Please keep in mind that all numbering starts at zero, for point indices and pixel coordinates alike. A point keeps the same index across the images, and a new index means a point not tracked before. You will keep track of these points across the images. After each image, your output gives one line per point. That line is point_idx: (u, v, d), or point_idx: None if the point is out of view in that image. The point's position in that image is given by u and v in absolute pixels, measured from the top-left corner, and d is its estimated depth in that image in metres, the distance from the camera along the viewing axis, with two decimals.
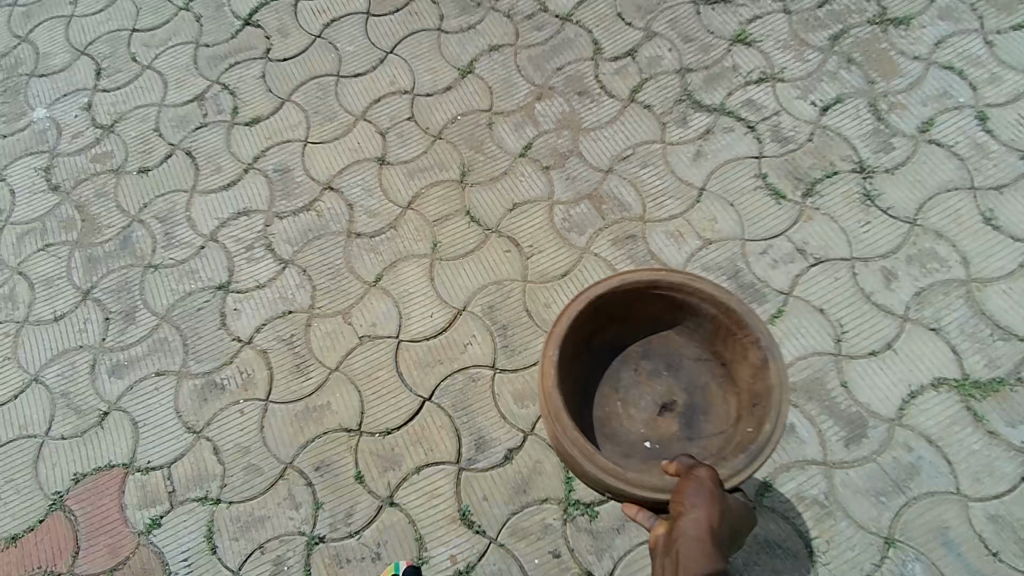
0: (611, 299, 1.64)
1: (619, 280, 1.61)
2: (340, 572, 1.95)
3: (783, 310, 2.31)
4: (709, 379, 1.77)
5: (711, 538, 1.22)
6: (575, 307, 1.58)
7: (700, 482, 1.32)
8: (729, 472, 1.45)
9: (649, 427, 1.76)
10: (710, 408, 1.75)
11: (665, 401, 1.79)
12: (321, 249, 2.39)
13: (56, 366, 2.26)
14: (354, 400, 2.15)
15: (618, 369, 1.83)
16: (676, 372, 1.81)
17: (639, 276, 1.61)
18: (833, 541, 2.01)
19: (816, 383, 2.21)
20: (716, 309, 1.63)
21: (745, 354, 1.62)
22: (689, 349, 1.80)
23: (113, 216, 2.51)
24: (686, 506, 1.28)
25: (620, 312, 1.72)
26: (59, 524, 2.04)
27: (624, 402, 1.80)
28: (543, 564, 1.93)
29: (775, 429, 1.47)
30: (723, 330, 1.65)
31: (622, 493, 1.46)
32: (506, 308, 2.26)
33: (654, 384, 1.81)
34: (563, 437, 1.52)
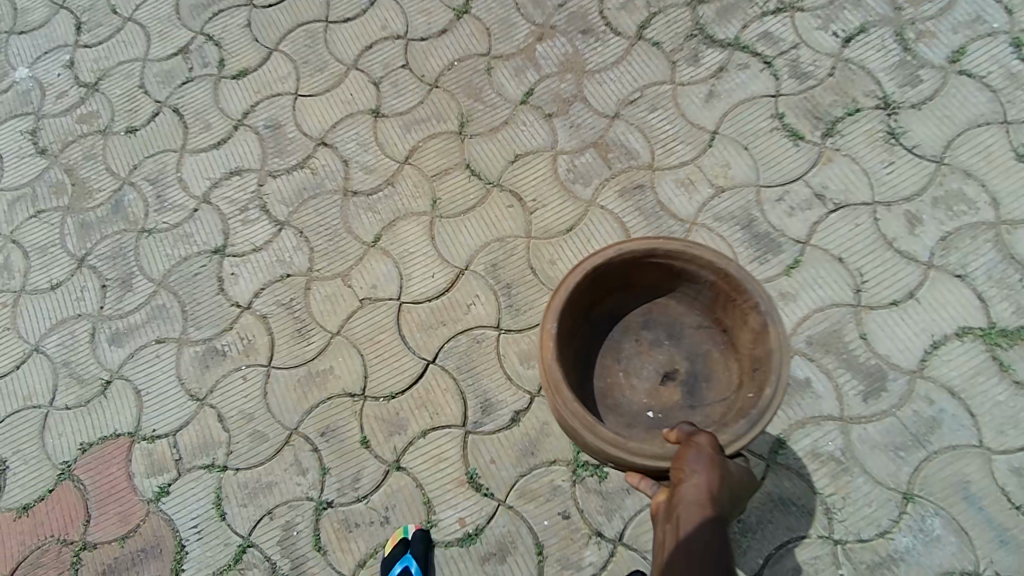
0: (609, 270, 1.55)
1: (617, 250, 1.52)
2: (350, 536, 1.94)
3: (800, 261, 2.20)
4: (710, 346, 1.70)
5: (711, 503, 1.20)
6: (573, 278, 1.49)
7: (700, 448, 1.28)
8: (729, 439, 1.39)
9: (652, 396, 1.70)
10: (712, 374, 1.68)
11: (666, 369, 1.72)
12: (318, 209, 2.31)
13: (55, 336, 2.23)
14: (357, 364, 2.11)
15: (618, 341, 1.75)
16: (677, 340, 1.73)
17: (635, 245, 1.52)
18: (850, 498, 1.96)
19: (834, 336, 2.12)
20: (715, 276, 1.54)
21: (745, 320, 1.53)
22: (690, 317, 1.71)
23: (103, 179, 2.44)
24: (687, 473, 1.25)
25: (619, 282, 1.63)
26: (69, 493, 2.03)
27: (625, 371, 1.74)
28: (552, 526, 1.91)
29: (776, 393, 1.41)
30: (723, 297, 1.57)
31: (624, 463, 1.40)
32: (509, 267, 2.18)
33: (655, 352, 1.73)
34: (563, 411, 1.45)
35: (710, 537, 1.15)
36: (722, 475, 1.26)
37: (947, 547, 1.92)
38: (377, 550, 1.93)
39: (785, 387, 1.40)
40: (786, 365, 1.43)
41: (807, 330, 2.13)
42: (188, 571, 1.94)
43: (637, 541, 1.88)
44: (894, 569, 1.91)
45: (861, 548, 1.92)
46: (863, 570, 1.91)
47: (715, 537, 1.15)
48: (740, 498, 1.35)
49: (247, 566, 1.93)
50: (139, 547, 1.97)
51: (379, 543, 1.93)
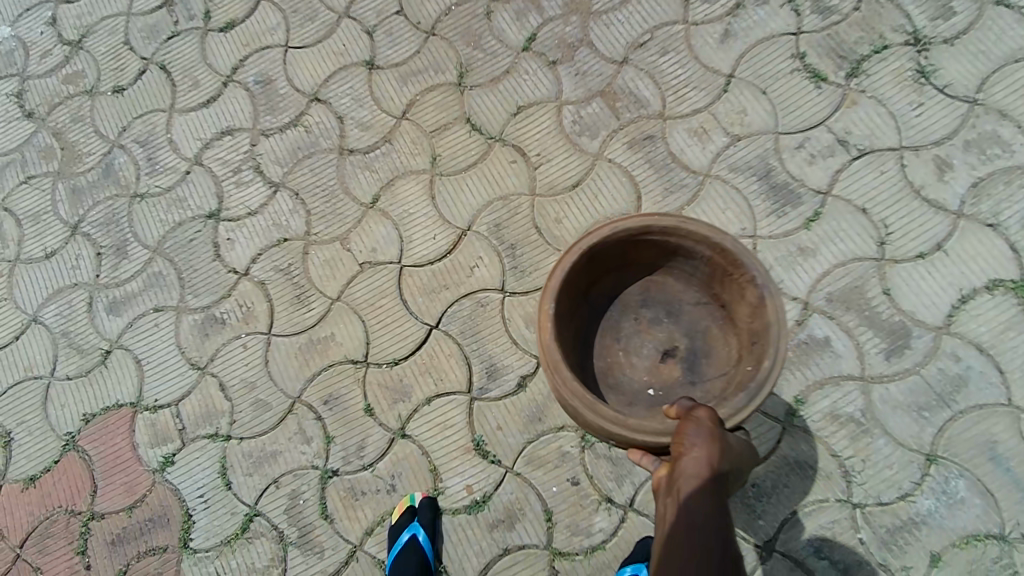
0: (604, 249, 1.48)
1: (611, 229, 1.44)
2: (356, 504, 1.91)
3: (820, 213, 2.08)
4: (709, 322, 1.62)
5: (713, 477, 1.12)
6: (569, 258, 1.42)
7: (700, 422, 1.21)
8: (728, 412, 1.32)
9: (654, 373, 1.63)
10: (712, 350, 1.60)
11: (665, 347, 1.64)
12: (313, 168, 2.22)
13: (53, 306, 2.19)
14: (359, 330, 2.05)
15: (617, 320, 1.67)
16: (676, 317, 1.65)
17: (628, 223, 1.45)
18: (870, 460, 1.89)
19: (856, 293, 2.02)
20: (711, 251, 1.46)
21: (742, 294, 1.45)
22: (688, 293, 1.63)
23: (92, 142, 2.36)
24: (687, 447, 1.17)
25: (615, 262, 1.56)
26: (74, 464, 2.01)
27: (625, 350, 1.66)
28: (562, 492, 1.87)
29: (774, 365, 1.34)
30: (719, 272, 1.48)
31: (627, 441, 1.34)
32: (513, 227, 2.10)
33: (655, 329, 1.66)
34: (567, 397, 1.38)
35: (712, 513, 1.09)
36: (724, 446, 1.18)
37: (971, 510, 1.85)
38: (384, 517, 1.89)
39: (784, 359, 1.33)
40: (785, 336, 1.36)
41: (827, 287, 2.03)
42: (196, 541, 1.92)
43: (648, 507, 1.84)
44: (916, 532, 1.84)
45: (881, 511, 1.85)
46: (883, 534, 1.84)
47: (716, 513, 1.09)
48: (742, 470, 1.28)
49: (255, 535, 1.91)
50: (147, 517, 1.95)
51: (386, 512, 1.90)
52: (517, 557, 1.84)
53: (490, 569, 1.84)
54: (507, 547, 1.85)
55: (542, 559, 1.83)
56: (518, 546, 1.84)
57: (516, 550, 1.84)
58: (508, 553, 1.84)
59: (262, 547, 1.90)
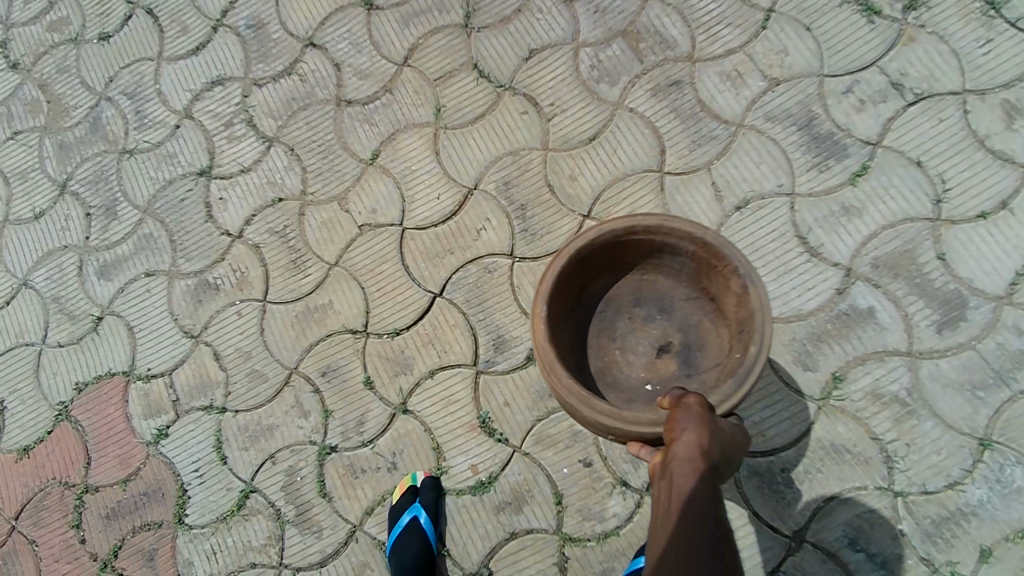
0: (592, 252, 1.41)
1: (597, 231, 1.37)
2: (356, 482, 1.81)
3: (868, 167, 1.85)
4: (700, 316, 1.53)
5: (705, 463, 1.08)
6: (558, 262, 1.36)
7: (690, 409, 1.16)
8: (718, 400, 1.25)
9: (650, 369, 1.54)
10: (705, 341, 1.52)
11: (660, 343, 1.55)
12: (309, 121, 2.06)
13: (44, 269, 2.09)
14: (358, 297, 1.92)
15: (611, 319, 1.58)
16: (669, 313, 1.55)
17: (612, 225, 1.37)
18: (916, 444, 1.70)
19: (905, 258, 1.80)
20: (695, 246, 1.37)
21: (727, 286, 1.37)
22: (678, 288, 1.54)
23: (79, 94, 2.21)
24: (677, 431, 1.12)
25: (606, 263, 1.48)
26: (68, 435, 1.94)
27: (621, 348, 1.57)
28: (572, 474, 1.74)
29: (761, 350, 1.26)
30: (704, 266, 1.41)
31: (625, 433, 1.28)
32: (523, 185, 1.94)
33: (650, 326, 1.56)
34: (566, 398, 1.32)
35: (707, 495, 1.05)
36: (715, 427, 1.14)
37: None
38: (384, 497, 1.79)
39: (771, 344, 1.26)
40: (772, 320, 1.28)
41: (873, 252, 1.81)
42: (191, 517, 1.84)
43: None
44: (965, 525, 1.66)
45: (926, 501, 1.67)
46: (927, 526, 1.66)
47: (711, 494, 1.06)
48: (736, 457, 1.23)
49: (251, 512, 1.82)
50: (141, 491, 1.88)
51: (386, 491, 1.79)
52: (524, 541, 1.72)
53: (496, 553, 1.72)
54: (514, 531, 1.72)
55: (551, 545, 1.71)
56: (525, 530, 1.72)
57: (523, 535, 1.72)
58: (514, 538, 1.72)
59: (259, 525, 1.81)
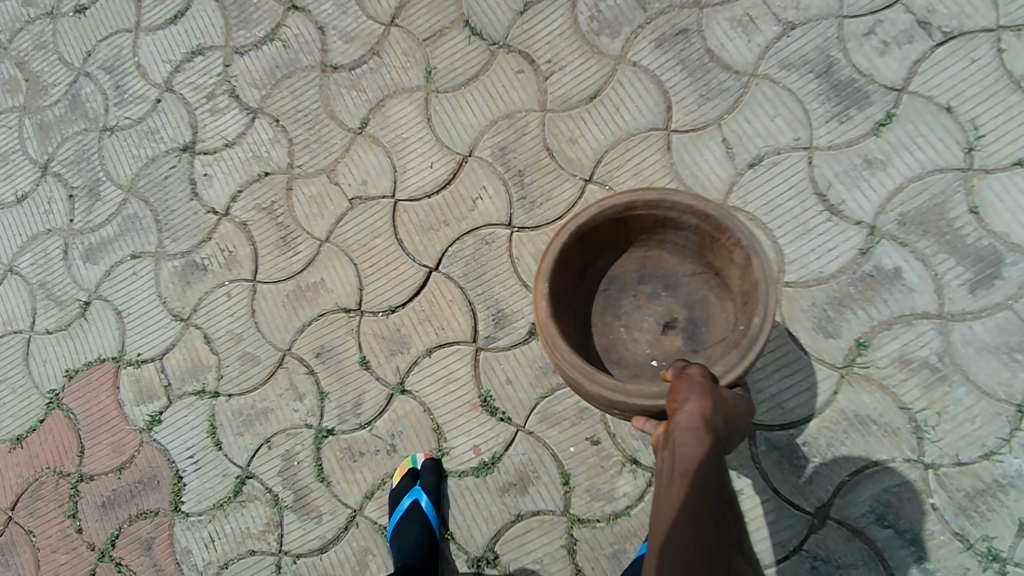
0: (593, 229, 1.32)
1: (598, 207, 1.29)
2: (355, 466, 1.73)
3: (893, 115, 1.72)
4: (706, 292, 1.43)
5: (709, 433, 1.00)
6: (559, 239, 1.27)
7: (692, 379, 1.08)
8: (722, 370, 1.16)
9: (655, 346, 1.45)
10: (710, 317, 1.42)
11: (665, 320, 1.45)
12: (294, 90, 1.96)
13: (29, 255, 2.02)
14: (351, 274, 1.83)
15: (615, 297, 1.48)
16: (674, 290, 1.46)
17: (612, 200, 1.29)
18: (947, 413, 1.59)
19: (934, 212, 1.67)
20: (697, 220, 1.29)
21: (731, 258, 1.29)
22: (683, 264, 1.44)
23: (57, 71, 2.12)
24: (679, 402, 1.05)
25: (608, 240, 1.39)
26: (60, 424, 1.89)
27: (626, 325, 1.47)
28: (580, 453, 1.65)
29: (766, 321, 1.17)
30: (707, 240, 1.32)
31: (626, 407, 1.19)
32: (520, 150, 1.83)
33: (655, 303, 1.46)
34: (569, 378, 1.23)
35: (712, 465, 0.97)
36: (719, 397, 1.06)
37: None
38: (385, 480, 1.71)
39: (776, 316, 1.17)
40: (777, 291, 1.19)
41: (899, 208, 1.69)
42: (187, 504, 1.78)
43: None
44: (1002, 497, 1.54)
45: (959, 473, 1.56)
46: (961, 499, 1.55)
47: (716, 464, 0.98)
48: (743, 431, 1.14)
49: (248, 499, 1.75)
50: (136, 479, 1.82)
51: (386, 474, 1.71)
52: (531, 524, 1.63)
53: (502, 536, 1.64)
54: (520, 513, 1.64)
55: (559, 527, 1.62)
56: (532, 512, 1.64)
57: (530, 517, 1.64)
58: (521, 520, 1.64)
59: (256, 511, 1.74)
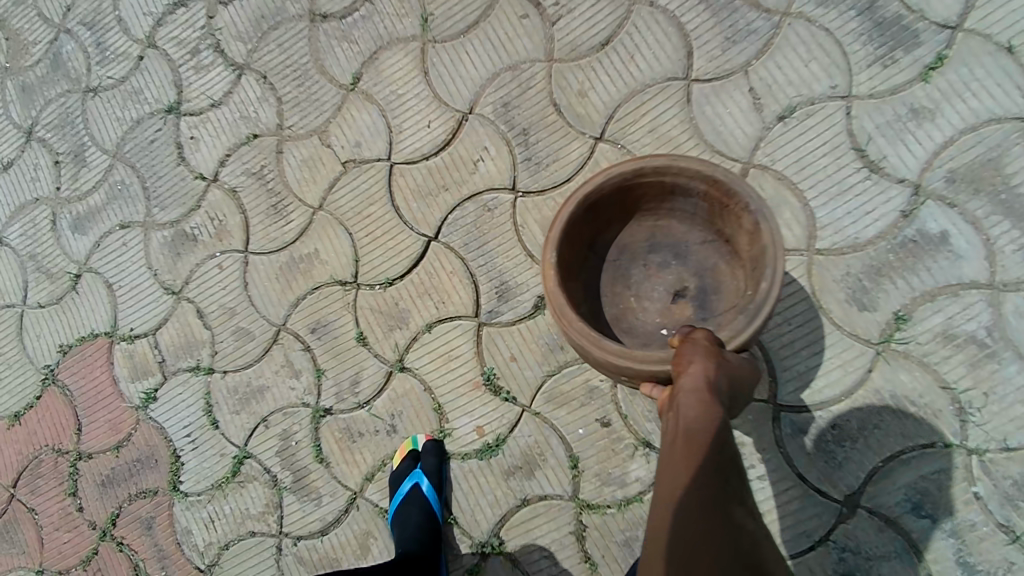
0: (601, 198, 1.19)
1: (605, 174, 1.16)
2: (353, 447, 1.66)
3: (944, 57, 1.53)
4: (717, 260, 1.29)
5: (715, 398, 0.89)
6: (565, 209, 1.15)
7: (698, 344, 0.98)
8: (727, 337, 1.05)
9: (666, 315, 1.31)
10: (721, 284, 1.28)
11: (675, 289, 1.32)
12: (281, 43, 1.81)
13: (18, 225, 1.95)
14: (346, 245, 1.71)
15: (625, 267, 1.34)
16: (684, 258, 1.32)
17: (620, 166, 1.15)
18: (995, 393, 1.44)
19: (989, 168, 1.49)
20: (705, 185, 1.16)
21: (739, 224, 1.16)
22: (693, 231, 1.30)
23: (37, 29, 2.00)
24: (683, 364, 0.94)
25: (617, 209, 1.26)
26: (57, 400, 1.86)
27: (636, 295, 1.33)
28: (589, 436, 1.55)
29: (774, 287, 1.05)
30: (717, 207, 1.19)
31: (633, 376, 1.08)
32: (525, 105, 1.67)
33: (664, 271, 1.33)
34: (580, 347, 1.12)
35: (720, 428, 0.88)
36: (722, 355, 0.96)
37: None
38: (385, 462, 1.64)
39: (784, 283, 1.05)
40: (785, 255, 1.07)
41: (947, 163, 1.51)
42: (186, 484, 1.74)
43: None
44: None
45: (1006, 459, 1.42)
46: (1007, 488, 1.41)
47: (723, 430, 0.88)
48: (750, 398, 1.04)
49: (247, 479, 1.70)
50: (134, 458, 1.78)
51: (386, 455, 1.64)
52: (537, 509, 1.55)
53: (507, 521, 1.56)
54: (526, 498, 1.56)
55: (567, 512, 1.54)
56: (538, 497, 1.56)
57: (536, 501, 1.55)
58: (527, 505, 1.56)
59: (255, 492, 1.69)
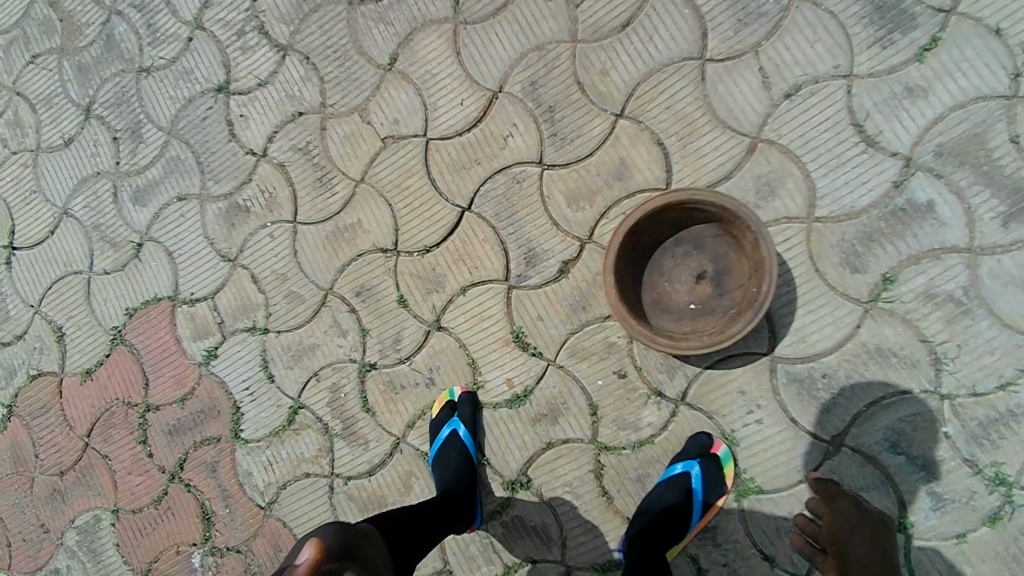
0: (639, 223, 1.58)
1: (641, 209, 1.54)
2: (396, 398, 1.87)
3: (939, 38, 1.67)
4: (727, 248, 1.63)
5: None
6: (616, 240, 1.55)
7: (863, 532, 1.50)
8: (739, 331, 1.50)
9: (693, 294, 1.65)
10: (732, 266, 1.62)
11: (697, 273, 1.65)
12: (322, 25, 1.95)
13: (81, 197, 2.13)
14: (386, 215, 1.89)
15: (657, 260, 1.68)
16: (702, 247, 1.65)
17: (652, 203, 1.54)
18: (967, 345, 1.63)
19: (974, 143, 1.64)
20: (717, 208, 1.54)
21: (744, 236, 1.56)
22: (707, 226, 1.64)
23: (90, 10, 2.13)
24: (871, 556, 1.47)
25: (651, 224, 1.62)
26: (125, 359, 2.07)
27: (668, 281, 1.67)
28: (607, 386, 1.75)
29: (770, 289, 1.49)
30: (726, 220, 1.57)
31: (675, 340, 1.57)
32: (551, 84, 1.82)
33: (687, 260, 1.66)
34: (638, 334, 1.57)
35: None
36: (885, 558, 1.46)
37: None
38: (425, 411, 1.85)
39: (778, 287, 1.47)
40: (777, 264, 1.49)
41: (937, 138, 1.66)
42: (246, 432, 1.96)
43: (701, 400, 1.72)
44: (1014, 426, 1.60)
45: (974, 403, 1.62)
46: (974, 428, 1.62)
47: None
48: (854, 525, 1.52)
49: (301, 426, 1.92)
50: (198, 409, 2.00)
51: (426, 406, 1.85)
52: (561, 451, 1.77)
53: (534, 461, 1.79)
54: (551, 441, 1.78)
55: (587, 453, 1.76)
56: (562, 440, 1.77)
57: (560, 444, 1.77)
58: (551, 447, 1.78)
59: (309, 438, 1.92)
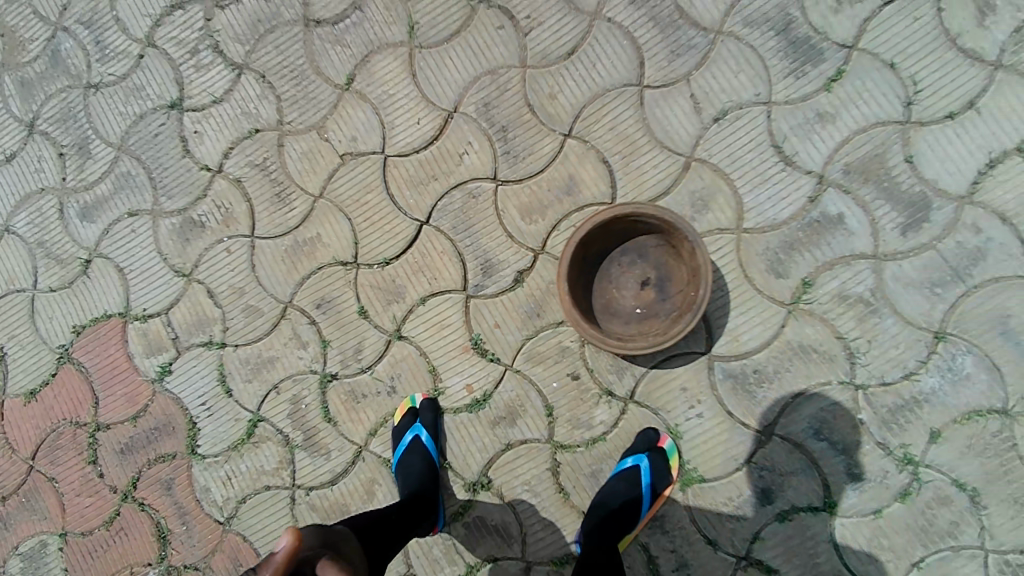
0: (589, 234, 1.71)
1: (591, 221, 1.68)
2: (358, 407, 1.92)
3: (843, 71, 1.89)
4: (668, 257, 1.78)
5: None
6: (568, 250, 1.68)
7: None
8: (681, 332, 1.65)
9: (638, 299, 1.79)
10: (673, 273, 1.78)
11: (642, 280, 1.79)
12: (278, 45, 2.01)
13: (24, 214, 2.08)
14: (346, 229, 1.95)
15: (605, 268, 1.82)
16: (645, 256, 1.80)
17: (600, 215, 1.68)
18: (876, 340, 1.84)
19: (875, 162, 1.87)
20: (658, 220, 1.69)
21: (683, 245, 1.71)
22: (649, 237, 1.79)
23: (33, 26, 2.11)
24: None
25: (600, 235, 1.76)
26: (73, 378, 2.03)
27: (615, 287, 1.81)
28: (561, 388, 1.87)
29: (707, 293, 1.64)
30: (666, 231, 1.72)
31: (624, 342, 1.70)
32: (503, 105, 1.94)
33: (633, 268, 1.80)
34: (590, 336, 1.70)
35: None
36: None
37: (977, 385, 1.80)
38: (386, 419, 1.90)
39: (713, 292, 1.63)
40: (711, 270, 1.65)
41: (845, 157, 1.88)
42: (203, 447, 1.96)
43: (648, 398, 1.86)
44: (917, 411, 1.81)
45: (884, 392, 1.82)
46: (885, 414, 1.82)
47: None
48: None
49: (261, 439, 1.94)
50: (152, 426, 1.99)
51: (388, 413, 1.91)
52: (519, 451, 1.87)
53: (494, 462, 1.88)
54: (509, 442, 1.87)
55: (544, 452, 1.86)
56: (520, 441, 1.87)
57: (518, 445, 1.87)
58: (510, 448, 1.87)
59: (269, 450, 1.94)
